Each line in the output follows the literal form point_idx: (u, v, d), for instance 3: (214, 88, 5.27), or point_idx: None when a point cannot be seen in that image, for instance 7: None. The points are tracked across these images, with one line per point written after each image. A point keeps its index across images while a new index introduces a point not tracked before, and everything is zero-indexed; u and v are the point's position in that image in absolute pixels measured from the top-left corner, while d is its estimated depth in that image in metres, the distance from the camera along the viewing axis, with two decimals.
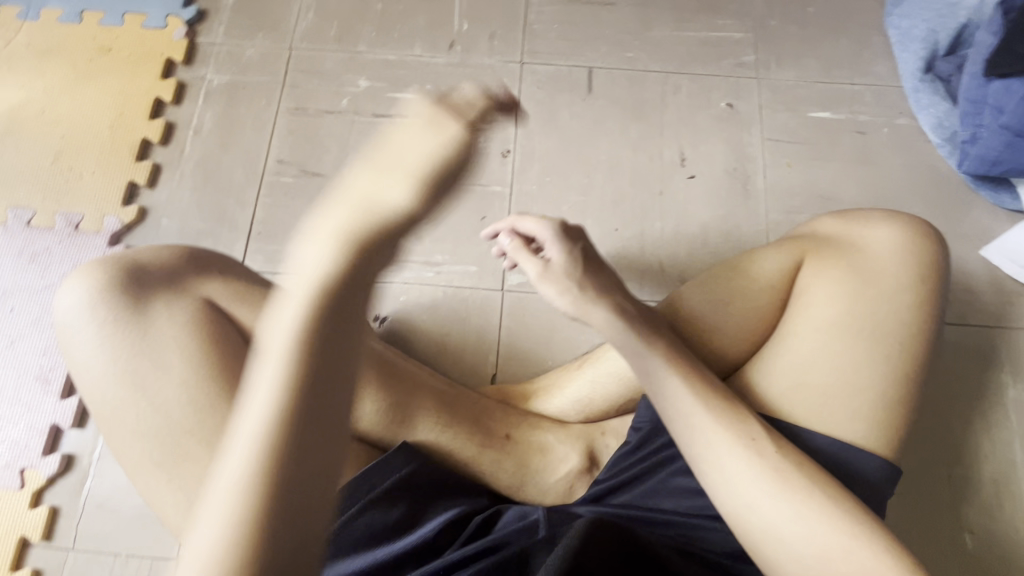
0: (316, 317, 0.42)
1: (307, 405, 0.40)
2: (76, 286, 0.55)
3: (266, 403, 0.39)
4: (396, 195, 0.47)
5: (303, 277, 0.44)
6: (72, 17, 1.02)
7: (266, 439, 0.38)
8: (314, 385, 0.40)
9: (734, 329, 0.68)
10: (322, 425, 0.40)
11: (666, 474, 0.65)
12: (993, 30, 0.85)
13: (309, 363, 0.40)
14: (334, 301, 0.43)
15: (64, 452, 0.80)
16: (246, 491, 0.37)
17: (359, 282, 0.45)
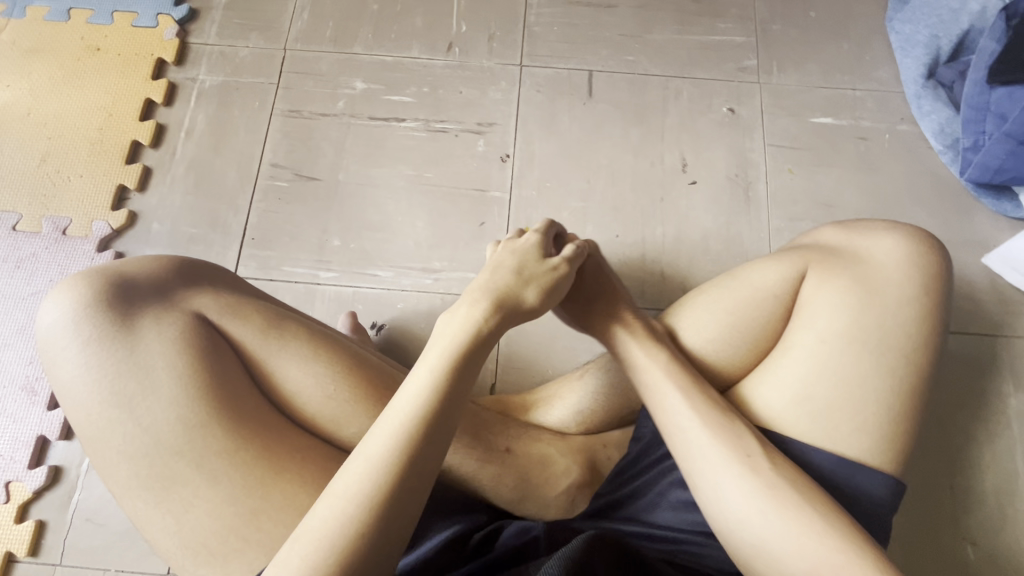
0: (447, 375, 0.49)
1: (423, 446, 0.45)
2: (59, 301, 0.54)
3: (392, 432, 0.45)
4: (538, 285, 0.58)
5: (444, 338, 0.52)
6: (59, 15, 0.99)
7: (386, 464, 0.44)
8: (431, 431, 0.46)
9: (739, 339, 0.67)
10: (432, 455, 0.46)
11: (665, 488, 0.64)
12: (995, 37, 0.84)
13: (428, 409, 0.47)
14: (463, 364, 0.50)
15: (50, 464, 0.78)
16: (353, 512, 0.42)
17: (488, 343, 0.53)
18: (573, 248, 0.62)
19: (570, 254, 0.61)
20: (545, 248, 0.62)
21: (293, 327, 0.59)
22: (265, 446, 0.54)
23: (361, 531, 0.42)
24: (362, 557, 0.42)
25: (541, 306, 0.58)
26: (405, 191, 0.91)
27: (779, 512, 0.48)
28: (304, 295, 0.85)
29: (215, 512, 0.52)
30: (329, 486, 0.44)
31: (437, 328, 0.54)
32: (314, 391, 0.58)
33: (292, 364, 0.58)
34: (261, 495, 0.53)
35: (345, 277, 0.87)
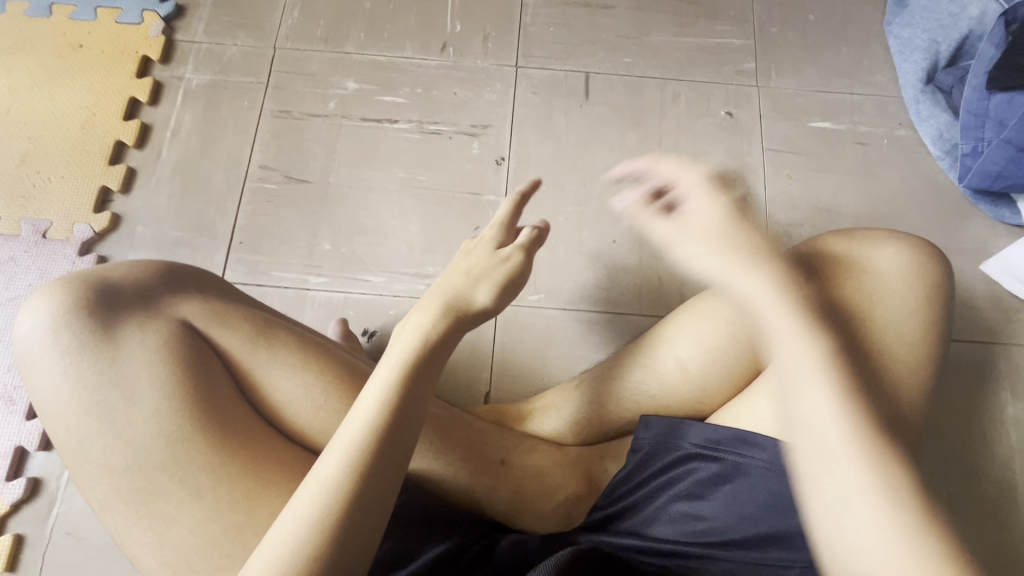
0: (398, 388, 0.46)
1: (376, 465, 0.43)
2: (37, 307, 0.51)
3: (343, 452, 0.43)
4: (490, 282, 0.55)
5: (396, 349, 0.49)
6: (41, 10, 0.96)
7: (337, 487, 0.42)
8: (384, 449, 0.44)
9: (740, 348, 0.65)
10: (388, 475, 0.43)
11: (664, 500, 0.62)
12: (995, 42, 0.83)
13: (380, 426, 0.44)
14: (416, 376, 0.47)
15: (29, 476, 0.75)
16: (305, 539, 0.40)
17: (442, 352, 0.50)
18: (528, 232, 0.57)
19: (525, 240, 0.57)
20: (501, 240, 0.58)
21: (282, 336, 0.57)
22: (251, 461, 0.52)
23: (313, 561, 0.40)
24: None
25: (495, 301, 0.55)
26: (398, 194, 0.89)
27: None
28: (293, 300, 0.83)
29: (198, 530, 0.50)
30: (281, 514, 0.42)
31: (391, 338, 0.51)
32: (304, 403, 0.56)
33: (281, 374, 0.56)
34: (247, 512, 0.51)
35: (336, 282, 0.84)
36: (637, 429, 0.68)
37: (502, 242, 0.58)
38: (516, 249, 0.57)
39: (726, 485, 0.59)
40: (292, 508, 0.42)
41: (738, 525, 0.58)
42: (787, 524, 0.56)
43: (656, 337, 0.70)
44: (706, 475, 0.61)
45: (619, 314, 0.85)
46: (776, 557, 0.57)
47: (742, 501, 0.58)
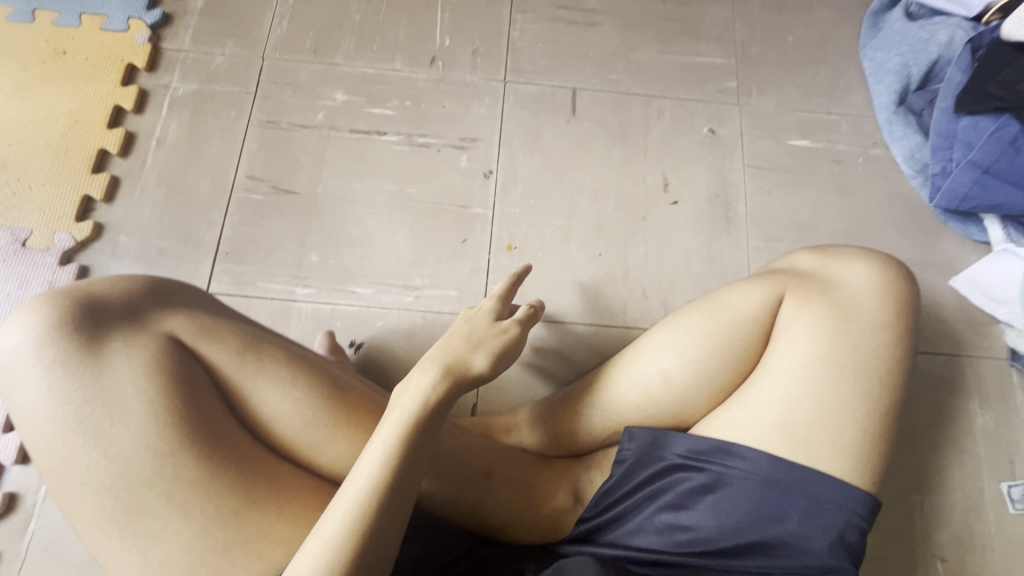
0: (401, 447, 0.47)
1: (376, 529, 0.44)
2: (21, 322, 0.51)
3: (346, 512, 0.44)
4: (488, 347, 0.56)
5: (398, 407, 0.50)
6: (23, 15, 0.95)
7: (341, 548, 0.43)
8: (384, 514, 0.45)
9: (721, 360, 0.67)
10: (389, 536, 0.45)
11: (649, 512, 0.63)
12: (962, 68, 0.89)
13: (384, 488, 0.45)
14: (419, 435, 0.48)
15: (5, 491, 0.74)
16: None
17: (442, 413, 0.51)
18: (526, 309, 0.60)
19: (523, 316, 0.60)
20: (499, 311, 0.60)
21: (270, 350, 0.57)
22: (239, 475, 0.52)
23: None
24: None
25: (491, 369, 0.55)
26: (386, 206, 0.90)
27: None
28: (279, 311, 0.83)
29: (185, 547, 0.50)
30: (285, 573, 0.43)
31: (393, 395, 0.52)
32: (292, 417, 0.56)
33: (268, 388, 0.55)
34: (235, 529, 0.50)
35: (323, 294, 0.84)
36: (621, 436, 0.69)
37: (501, 314, 0.61)
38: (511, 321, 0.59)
39: (711, 495, 0.61)
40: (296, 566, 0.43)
41: (724, 535, 0.59)
42: (770, 534, 0.58)
43: (636, 352, 0.71)
44: (692, 486, 0.62)
45: (605, 327, 0.86)
46: (758, 564, 0.59)
47: (727, 511, 0.60)
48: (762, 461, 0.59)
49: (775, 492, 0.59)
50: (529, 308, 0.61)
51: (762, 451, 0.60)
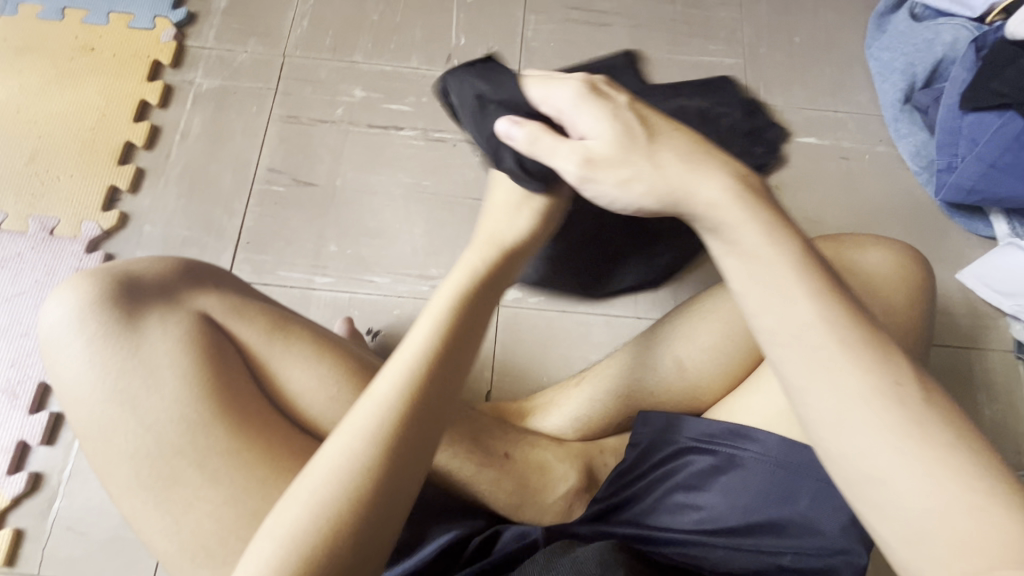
0: (452, 315, 0.48)
1: (434, 383, 0.44)
2: (65, 295, 0.53)
3: (405, 368, 0.45)
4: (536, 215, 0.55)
5: (438, 297, 0.50)
6: (53, 13, 0.98)
7: (400, 397, 0.43)
8: (441, 370, 0.45)
9: (734, 346, 0.69)
10: (448, 392, 0.45)
11: (664, 492, 0.65)
12: (967, 66, 0.90)
13: (438, 348, 0.46)
14: (472, 306, 0.50)
15: (31, 470, 0.76)
16: (335, 495, 0.40)
17: (480, 314, 0.50)
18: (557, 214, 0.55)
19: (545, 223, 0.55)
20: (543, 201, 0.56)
21: (298, 329, 0.60)
22: (268, 446, 0.53)
23: (345, 522, 0.39)
24: (344, 544, 0.39)
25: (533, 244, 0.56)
26: (403, 199, 0.92)
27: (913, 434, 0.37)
28: (299, 299, 0.85)
29: (215, 514, 0.51)
30: (310, 463, 0.42)
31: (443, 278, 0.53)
32: (319, 393, 0.58)
33: (296, 364, 0.58)
34: (263, 498, 0.52)
35: (341, 283, 0.86)
36: (638, 413, 0.70)
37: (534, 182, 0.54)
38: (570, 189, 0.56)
39: (723, 476, 0.62)
40: (354, 419, 0.43)
41: (735, 515, 0.61)
42: (779, 513, 0.59)
43: (653, 336, 0.73)
44: (702, 467, 0.64)
45: (616, 317, 0.88)
46: (769, 544, 0.59)
47: (738, 493, 0.61)
48: (773, 443, 0.60)
49: (786, 473, 0.59)
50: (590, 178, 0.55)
51: (774, 433, 0.61)
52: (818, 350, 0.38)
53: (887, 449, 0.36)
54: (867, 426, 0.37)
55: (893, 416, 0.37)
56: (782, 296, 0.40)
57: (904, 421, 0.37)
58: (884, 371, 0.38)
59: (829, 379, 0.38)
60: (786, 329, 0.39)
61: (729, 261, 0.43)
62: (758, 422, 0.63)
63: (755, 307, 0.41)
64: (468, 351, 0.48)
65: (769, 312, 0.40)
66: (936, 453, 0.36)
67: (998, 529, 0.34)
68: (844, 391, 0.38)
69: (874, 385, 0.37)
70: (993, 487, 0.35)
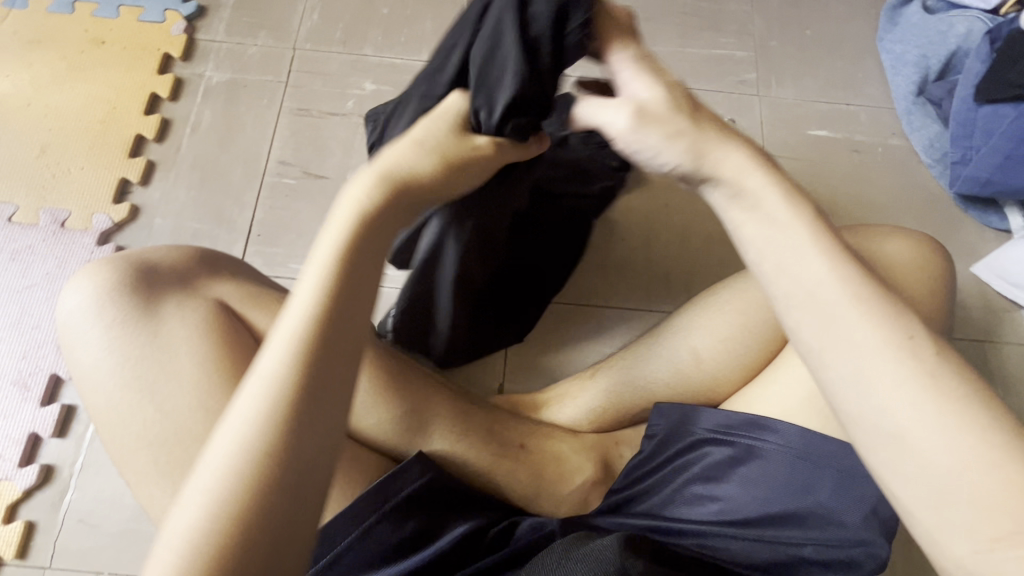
0: (338, 270, 0.42)
1: (325, 352, 0.39)
2: (82, 282, 0.53)
3: (289, 340, 0.39)
4: (440, 152, 0.50)
5: (318, 249, 0.43)
6: (64, 7, 0.98)
7: (288, 375, 0.38)
8: (331, 335, 0.39)
9: (750, 337, 0.68)
10: (345, 357, 0.40)
11: (681, 483, 0.64)
12: (982, 58, 0.90)
13: (325, 311, 0.40)
14: (358, 255, 0.43)
15: (42, 462, 0.75)
16: (235, 487, 0.35)
17: (372, 261, 0.43)
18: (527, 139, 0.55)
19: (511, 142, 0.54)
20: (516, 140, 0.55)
21: None
22: None
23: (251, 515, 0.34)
24: (252, 542, 0.34)
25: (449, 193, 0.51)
26: None
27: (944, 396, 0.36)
28: None
29: None
30: (199, 462, 0.37)
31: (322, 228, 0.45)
32: None
33: None
34: None
35: None
36: (654, 405, 0.69)
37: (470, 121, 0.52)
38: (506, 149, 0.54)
39: (742, 467, 0.62)
40: (241, 404, 0.37)
41: (755, 506, 0.60)
42: (799, 505, 0.58)
43: (668, 328, 0.73)
44: (720, 458, 0.63)
45: (629, 310, 0.87)
46: (790, 536, 0.58)
47: (758, 484, 0.61)
48: (793, 434, 0.60)
49: (807, 463, 0.59)
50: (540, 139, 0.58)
51: (794, 424, 0.60)
52: (829, 307, 0.38)
53: (906, 402, 0.35)
54: (888, 380, 0.36)
55: (910, 368, 0.36)
56: (796, 253, 0.40)
57: (922, 372, 0.36)
58: (897, 324, 0.37)
59: (847, 336, 0.37)
60: (801, 290, 0.39)
61: (743, 228, 0.42)
62: (777, 413, 0.62)
63: (768, 272, 0.41)
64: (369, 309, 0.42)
65: (783, 272, 0.40)
66: (952, 405, 0.35)
67: (1014, 481, 0.33)
68: (861, 345, 0.37)
69: (885, 337, 0.37)
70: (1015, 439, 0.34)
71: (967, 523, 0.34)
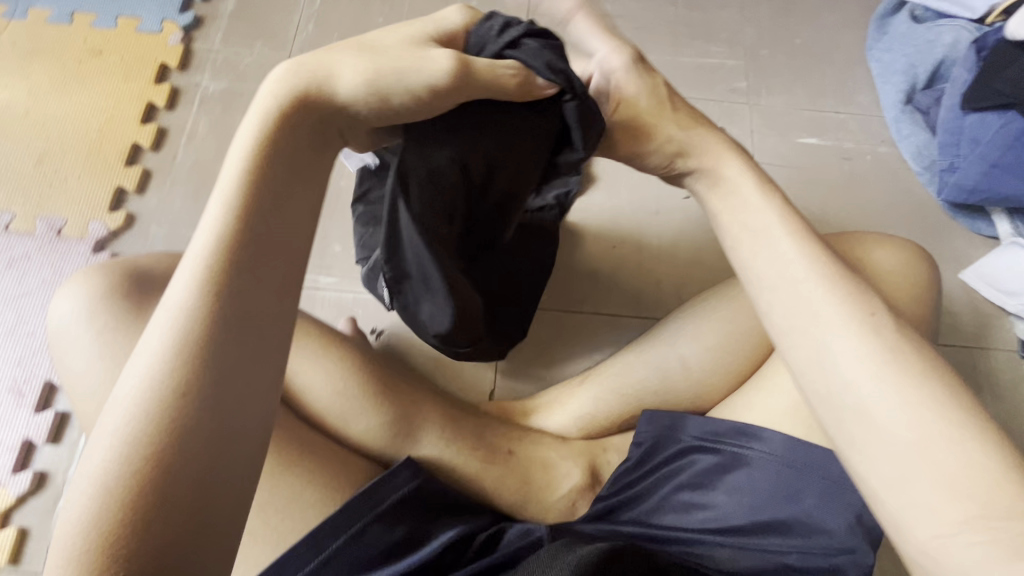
0: (242, 198, 0.38)
1: (234, 285, 0.36)
2: (76, 289, 0.54)
3: (194, 276, 0.36)
4: (368, 66, 0.42)
5: (220, 179, 0.39)
6: (63, 18, 1.00)
7: (195, 311, 0.35)
8: (240, 267, 0.37)
9: (736, 345, 0.69)
10: (260, 289, 0.37)
11: (668, 491, 0.64)
12: (968, 67, 0.91)
13: (231, 242, 0.37)
14: (270, 181, 0.39)
15: (35, 469, 0.76)
16: (144, 436, 0.32)
17: (284, 188, 0.40)
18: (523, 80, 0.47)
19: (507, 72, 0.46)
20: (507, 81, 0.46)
21: (304, 327, 0.62)
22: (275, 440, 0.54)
23: (166, 465, 0.32)
24: (169, 489, 0.31)
25: (384, 121, 0.44)
26: None
27: (910, 386, 0.39)
28: (304, 299, 0.85)
29: None
30: (104, 411, 0.34)
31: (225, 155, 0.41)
32: (324, 387, 0.59)
33: (304, 359, 0.60)
34: (268, 491, 0.53)
35: (346, 283, 0.87)
36: (643, 412, 0.69)
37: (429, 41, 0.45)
38: (477, 67, 0.44)
39: (728, 475, 0.62)
40: (148, 345, 0.35)
41: (740, 514, 0.60)
42: (785, 512, 0.59)
43: (655, 335, 0.74)
44: (707, 466, 0.63)
45: (619, 317, 0.88)
46: (775, 544, 0.59)
47: (744, 491, 0.61)
48: (778, 442, 0.60)
49: (793, 471, 0.59)
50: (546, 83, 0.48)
51: (778, 431, 0.61)
52: (800, 285, 0.44)
53: (872, 379, 0.40)
54: (851, 358, 0.41)
55: (871, 345, 0.41)
56: (771, 242, 0.46)
57: (882, 346, 0.41)
58: (860, 302, 0.43)
59: (814, 312, 0.43)
60: (774, 274, 0.46)
61: (726, 220, 0.50)
62: (761, 419, 0.63)
63: (753, 261, 0.47)
64: (282, 243, 0.39)
65: (762, 258, 0.46)
66: (910, 379, 0.39)
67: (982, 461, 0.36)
68: (827, 325, 0.42)
69: (849, 315, 0.42)
70: (968, 417, 0.38)
71: (931, 504, 0.36)
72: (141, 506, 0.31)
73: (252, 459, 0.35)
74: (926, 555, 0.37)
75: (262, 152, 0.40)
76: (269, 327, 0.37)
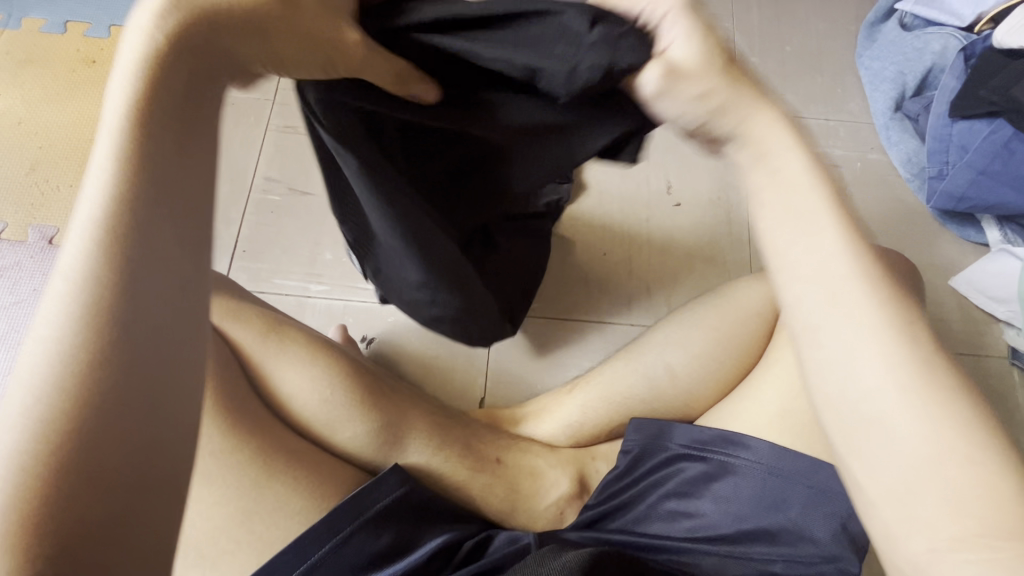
0: (134, 135, 0.30)
1: (135, 244, 0.29)
2: None
3: (84, 238, 0.29)
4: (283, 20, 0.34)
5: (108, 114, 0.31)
6: (56, 27, 1.00)
7: (89, 279, 0.28)
8: (139, 222, 0.29)
9: (724, 353, 0.70)
10: (168, 246, 0.30)
11: (655, 500, 0.65)
12: (955, 75, 0.91)
13: (125, 189, 0.29)
14: (172, 113, 0.31)
15: None
16: (38, 442, 0.26)
17: (192, 123, 0.32)
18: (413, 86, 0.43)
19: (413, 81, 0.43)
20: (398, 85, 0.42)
21: (292, 332, 0.60)
22: (260, 449, 0.54)
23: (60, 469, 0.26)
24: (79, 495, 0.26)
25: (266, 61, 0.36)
26: None
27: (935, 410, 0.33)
28: (295, 307, 0.86)
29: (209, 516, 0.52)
30: None
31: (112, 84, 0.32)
32: (312, 395, 0.58)
33: (290, 367, 0.58)
34: (254, 500, 0.53)
35: (337, 290, 0.87)
36: (633, 419, 0.69)
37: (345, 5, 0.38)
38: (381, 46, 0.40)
39: (715, 484, 0.62)
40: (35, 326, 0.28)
41: (727, 523, 0.60)
42: (772, 521, 0.59)
43: (644, 342, 0.74)
44: (693, 474, 0.63)
45: (610, 324, 0.88)
46: (760, 552, 0.58)
47: (730, 499, 0.61)
48: (765, 450, 0.60)
49: (779, 479, 0.59)
50: (427, 86, 0.43)
51: (765, 440, 0.61)
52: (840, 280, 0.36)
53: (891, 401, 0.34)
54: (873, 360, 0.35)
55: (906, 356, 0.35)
56: (810, 230, 0.37)
57: (913, 360, 0.34)
58: (901, 310, 0.35)
59: None
60: (810, 265, 0.37)
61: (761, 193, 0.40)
62: (749, 428, 0.63)
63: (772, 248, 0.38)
64: (188, 190, 0.31)
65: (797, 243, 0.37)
66: (937, 400, 0.34)
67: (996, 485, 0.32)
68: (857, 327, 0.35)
69: (884, 324, 0.35)
70: (981, 437, 0.33)
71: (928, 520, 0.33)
72: (35, 524, 0.25)
73: (175, 454, 0.29)
74: (916, 569, 0.33)
75: (154, 73, 0.31)
76: (178, 288, 0.30)
